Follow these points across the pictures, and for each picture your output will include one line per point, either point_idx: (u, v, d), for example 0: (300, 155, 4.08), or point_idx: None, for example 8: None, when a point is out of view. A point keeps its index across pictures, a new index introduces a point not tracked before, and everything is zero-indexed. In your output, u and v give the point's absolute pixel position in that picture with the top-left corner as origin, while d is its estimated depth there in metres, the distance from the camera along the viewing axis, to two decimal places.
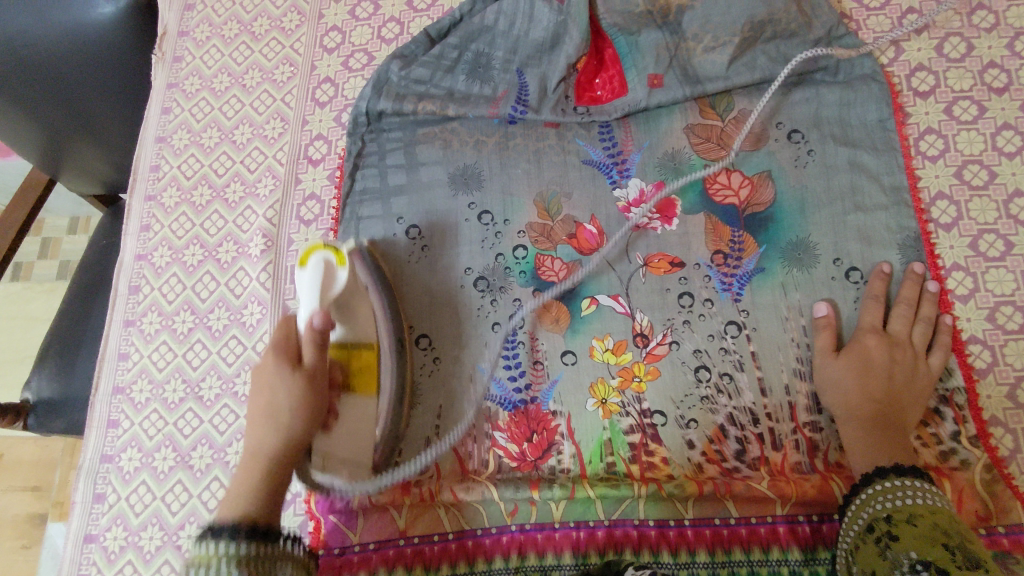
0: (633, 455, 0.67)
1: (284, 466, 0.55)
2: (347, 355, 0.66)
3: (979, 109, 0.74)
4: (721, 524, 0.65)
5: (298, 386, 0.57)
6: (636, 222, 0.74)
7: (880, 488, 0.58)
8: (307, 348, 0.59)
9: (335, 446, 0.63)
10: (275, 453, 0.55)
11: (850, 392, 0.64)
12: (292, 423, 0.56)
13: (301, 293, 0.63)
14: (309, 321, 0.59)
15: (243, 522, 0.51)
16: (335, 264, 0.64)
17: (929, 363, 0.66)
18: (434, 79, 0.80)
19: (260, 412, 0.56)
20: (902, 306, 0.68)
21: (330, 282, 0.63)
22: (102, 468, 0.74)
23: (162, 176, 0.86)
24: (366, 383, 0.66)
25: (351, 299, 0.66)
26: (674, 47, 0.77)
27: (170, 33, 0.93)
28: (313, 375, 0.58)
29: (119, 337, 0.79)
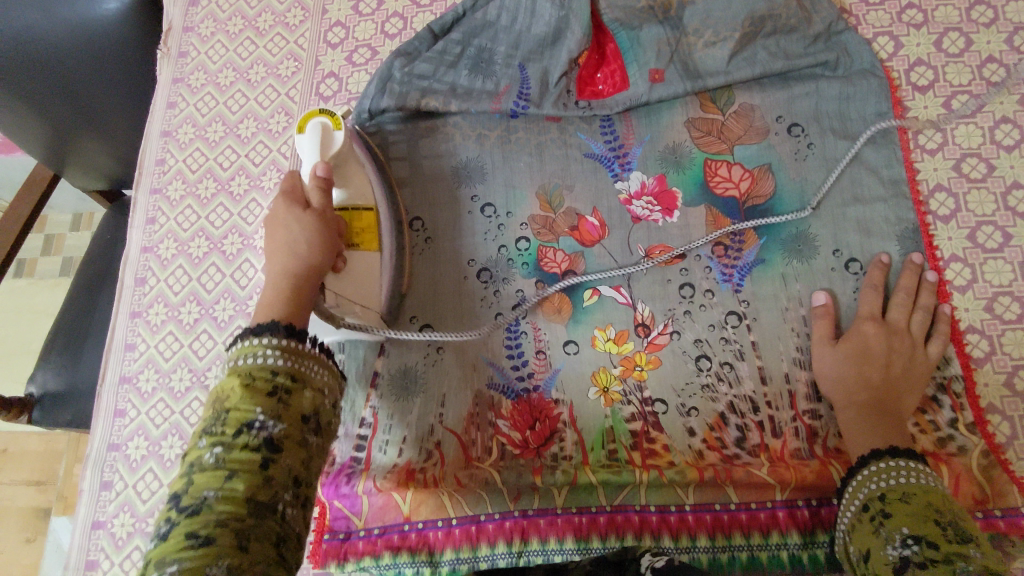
0: (634, 442, 0.68)
1: (307, 279, 0.56)
2: (349, 216, 0.68)
3: (977, 103, 0.75)
4: (722, 510, 0.65)
5: (310, 220, 0.59)
6: (638, 214, 0.75)
7: (874, 469, 0.58)
8: (314, 193, 0.62)
9: (348, 286, 0.65)
10: (296, 270, 0.56)
11: (847, 379, 0.65)
12: (310, 253, 0.57)
13: (302, 153, 0.67)
14: (314, 172, 0.63)
15: (281, 323, 0.52)
16: (331, 126, 0.67)
17: (927, 350, 0.67)
18: (437, 74, 0.81)
19: (281, 237, 0.58)
20: (901, 295, 0.68)
21: (327, 141, 0.67)
22: (109, 457, 0.75)
23: (167, 170, 0.86)
24: (369, 241, 0.68)
25: (343, 161, 0.69)
26: (676, 42, 0.78)
27: (175, 29, 0.94)
28: (322, 212, 0.60)
29: (125, 327, 0.80)
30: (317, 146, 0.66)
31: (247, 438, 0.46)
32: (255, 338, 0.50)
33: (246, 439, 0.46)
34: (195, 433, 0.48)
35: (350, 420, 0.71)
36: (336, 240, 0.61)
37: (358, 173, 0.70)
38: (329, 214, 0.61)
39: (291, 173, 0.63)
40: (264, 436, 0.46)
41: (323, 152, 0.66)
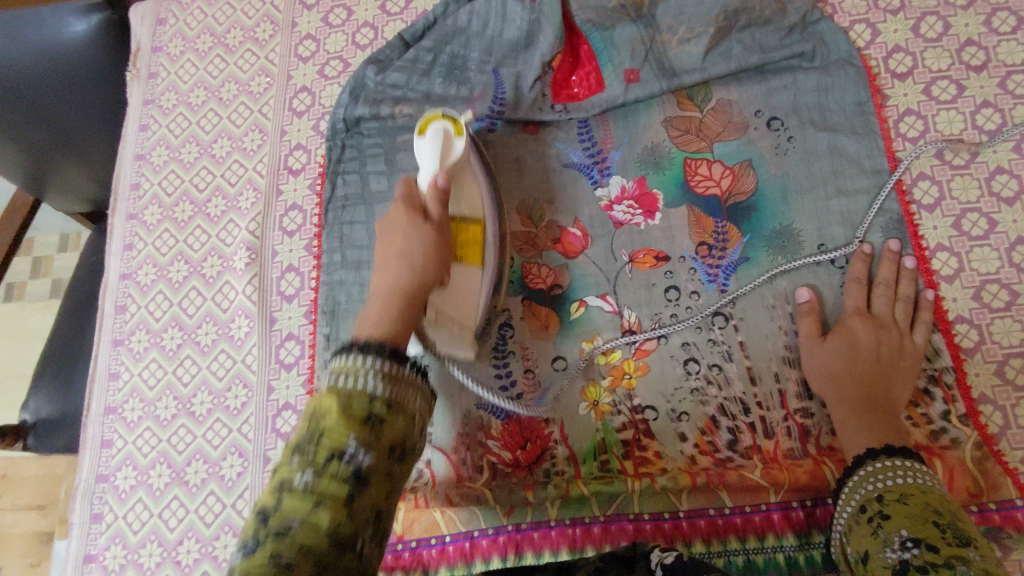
0: (625, 450, 0.67)
1: (418, 293, 0.55)
2: (456, 227, 0.65)
3: (958, 88, 0.74)
4: (716, 515, 0.65)
5: (429, 234, 0.58)
6: (619, 219, 0.74)
7: (871, 469, 0.57)
8: (432, 203, 0.60)
9: (444, 301, 0.63)
10: (408, 286, 0.55)
11: (838, 374, 0.64)
12: (424, 263, 0.56)
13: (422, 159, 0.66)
14: (435, 180, 0.62)
15: (388, 340, 0.48)
16: (453, 133, 0.66)
17: (914, 340, 0.66)
18: (410, 83, 0.80)
19: (394, 257, 0.57)
20: (883, 286, 0.68)
21: (444, 241, 0.65)
22: (97, 489, 0.74)
23: (143, 194, 0.85)
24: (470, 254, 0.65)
25: (462, 169, 0.67)
26: (649, 40, 0.76)
27: (144, 49, 0.92)
28: (440, 224, 0.60)
29: (108, 357, 0.79)
30: (438, 153, 0.65)
31: (336, 468, 0.40)
32: (358, 356, 0.45)
33: (336, 468, 0.40)
34: (286, 450, 0.42)
35: None
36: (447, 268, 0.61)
37: (471, 185, 0.68)
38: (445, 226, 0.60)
39: (410, 181, 0.62)
40: (354, 468, 0.40)
41: (442, 159, 0.65)
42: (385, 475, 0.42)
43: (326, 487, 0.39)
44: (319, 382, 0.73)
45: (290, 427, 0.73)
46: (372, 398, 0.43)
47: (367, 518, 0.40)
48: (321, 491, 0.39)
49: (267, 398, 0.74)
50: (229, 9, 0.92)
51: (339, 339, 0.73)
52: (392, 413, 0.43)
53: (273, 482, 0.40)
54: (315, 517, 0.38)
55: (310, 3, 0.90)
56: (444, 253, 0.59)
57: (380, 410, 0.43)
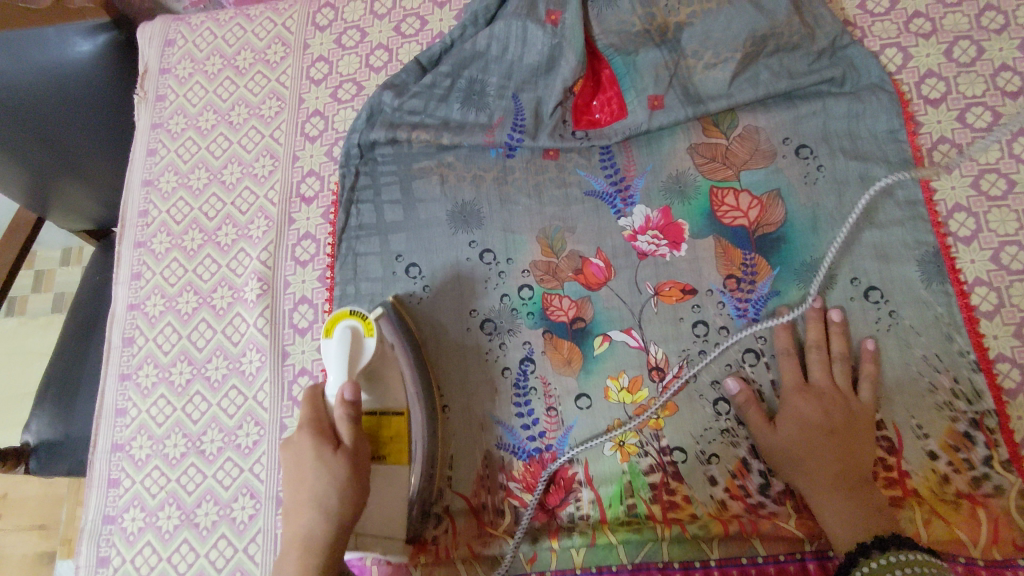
0: (654, 495, 0.65)
1: (331, 545, 0.54)
2: (377, 424, 0.62)
3: (993, 115, 0.72)
4: (748, 564, 0.62)
5: (331, 479, 0.55)
6: (644, 250, 0.72)
7: (879, 565, 0.54)
8: (342, 424, 0.57)
9: (368, 523, 0.60)
10: (319, 542, 0.54)
11: (804, 460, 0.61)
12: (338, 503, 0.55)
13: (329, 364, 0.59)
14: (340, 396, 0.57)
15: None
16: (363, 333, 0.59)
17: (861, 399, 0.64)
18: (428, 109, 0.78)
19: (303, 503, 0.55)
20: (815, 349, 0.66)
21: (358, 351, 0.59)
22: (105, 530, 0.71)
23: (150, 222, 0.83)
24: (397, 452, 0.62)
25: (383, 365, 0.62)
26: (673, 65, 0.74)
27: (151, 71, 0.89)
28: (353, 451, 0.57)
29: (115, 392, 0.76)
30: (346, 358, 0.59)
31: None
32: None
33: None
34: None
35: None
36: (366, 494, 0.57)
37: (395, 375, 0.63)
38: (360, 454, 0.58)
39: (314, 396, 0.60)
40: None
41: (351, 367, 0.59)
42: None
43: None
44: None
45: None
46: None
47: None
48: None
49: (280, 437, 0.72)
50: (239, 29, 0.90)
51: None
52: None
53: None
54: None
55: (322, 23, 0.87)
56: (364, 484, 0.57)
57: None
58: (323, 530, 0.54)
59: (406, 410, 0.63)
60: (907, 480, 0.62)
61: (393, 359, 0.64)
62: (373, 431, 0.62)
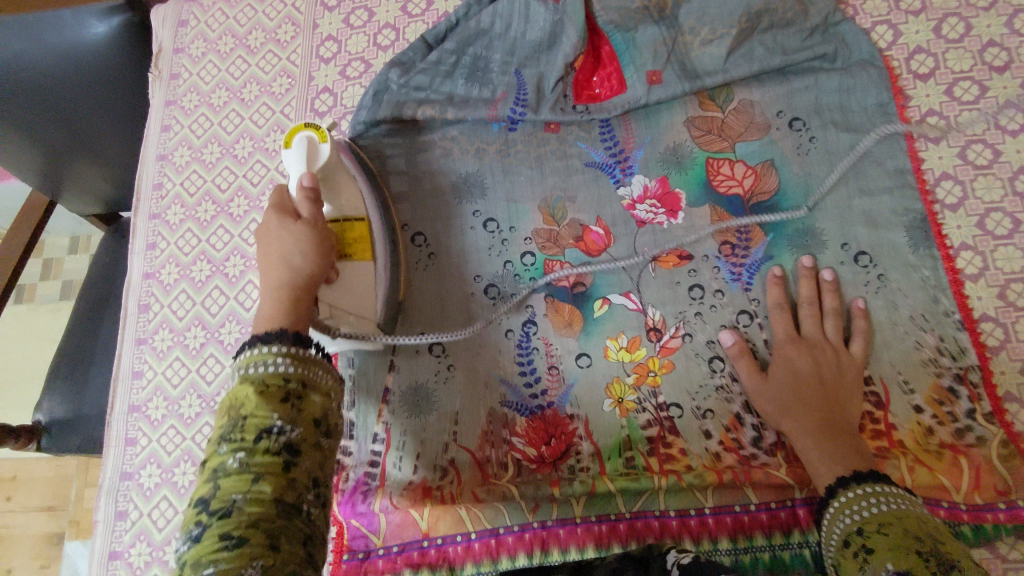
0: (650, 448, 0.68)
1: (303, 289, 0.57)
2: (342, 228, 0.66)
3: (980, 89, 0.75)
4: (741, 511, 0.65)
5: (302, 232, 0.59)
6: (642, 218, 0.75)
7: (845, 501, 0.56)
8: (302, 202, 0.62)
9: (338, 296, 0.63)
10: (291, 283, 0.56)
11: (790, 405, 0.64)
12: (301, 262, 0.58)
13: (290, 171, 0.65)
14: (299, 184, 0.62)
15: (287, 330, 0.52)
16: (318, 140, 0.66)
17: (850, 354, 0.67)
18: (434, 85, 0.80)
19: (271, 258, 0.58)
20: (806, 305, 0.69)
21: (314, 154, 0.66)
22: (122, 487, 0.74)
23: (165, 194, 0.86)
24: (362, 251, 0.66)
25: (334, 173, 0.68)
26: (672, 41, 0.77)
27: (166, 50, 0.92)
28: (314, 220, 0.61)
29: (131, 356, 0.79)
30: (305, 161, 0.65)
31: (266, 444, 0.46)
32: (261, 347, 0.51)
33: (266, 444, 0.46)
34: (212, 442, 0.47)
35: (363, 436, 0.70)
36: (331, 253, 0.61)
37: (351, 189, 0.69)
38: (319, 220, 0.61)
39: (278, 190, 0.63)
40: (281, 442, 0.47)
41: (309, 164, 0.65)
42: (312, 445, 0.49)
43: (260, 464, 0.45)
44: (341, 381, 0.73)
45: None
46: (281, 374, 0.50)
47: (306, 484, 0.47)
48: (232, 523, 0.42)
49: None
50: (251, 10, 0.93)
51: None
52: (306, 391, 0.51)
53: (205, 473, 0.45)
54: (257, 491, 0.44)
55: (332, 4, 0.90)
56: (326, 246, 0.60)
57: (294, 387, 0.50)
58: (279, 275, 0.57)
59: (366, 217, 0.68)
60: (894, 432, 0.65)
61: (347, 175, 0.69)
62: (338, 234, 0.66)
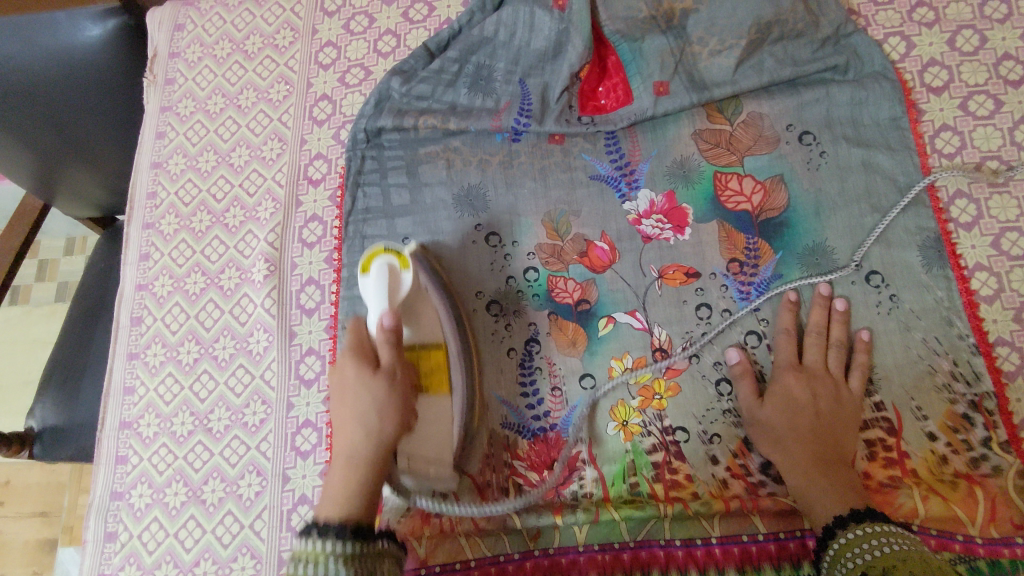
0: (655, 473, 0.66)
1: (375, 463, 0.56)
2: (417, 356, 0.64)
3: (995, 103, 0.73)
4: (749, 541, 0.63)
5: (381, 386, 0.58)
6: (648, 234, 0.73)
7: (844, 542, 0.55)
8: (384, 349, 0.59)
9: (418, 446, 0.61)
10: (368, 458, 0.55)
11: (785, 437, 0.63)
12: (380, 427, 0.56)
13: (370, 300, 0.62)
14: (380, 323, 0.59)
15: (346, 523, 0.52)
16: (399, 268, 0.62)
17: (850, 388, 0.65)
18: (436, 94, 0.78)
19: (347, 420, 0.57)
20: (813, 334, 0.67)
21: (395, 284, 0.62)
22: (112, 506, 0.72)
23: (159, 204, 0.84)
24: (437, 384, 0.63)
25: (414, 299, 0.65)
26: (679, 52, 0.75)
27: (160, 55, 0.90)
28: (391, 374, 0.58)
29: (123, 370, 0.77)
30: (386, 295, 0.61)
31: None
32: (319, 541, 0.51)
33: None
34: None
35: None
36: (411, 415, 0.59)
37: (430, 311, 0.65)
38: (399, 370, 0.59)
39: (358, 327, 0.61)
40: None
41: (390, 300, 0.61)
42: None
43: None
44: None
45: (310, 446, 0.71)
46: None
47: None
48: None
49: (287, 415, 0.73)
50: (248, 15, 0.90)
51: None
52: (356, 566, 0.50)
53: None
54: None
55: (331, 9, 0.88)
56: (405, 408, 0.58)
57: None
58: (366, 449, 0.56)
59: (443, 343, 0.65)
60: (907, 460, 0.63)
61: (426, 301, 0.66)
62: (412, 362, 0.63)
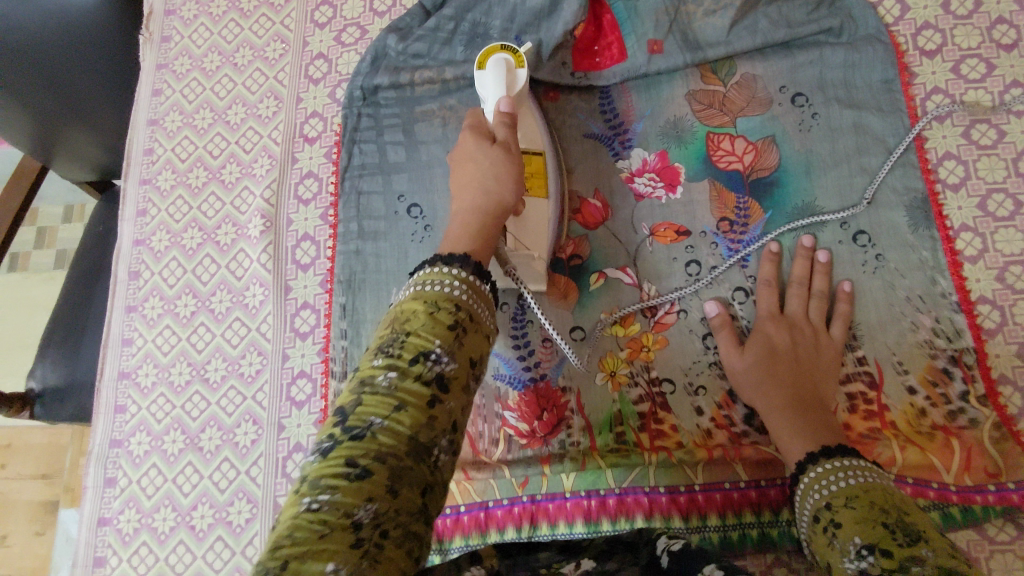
0: (642, 423, 0.67)
1: (493, 226, 0.53)
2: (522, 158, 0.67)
3: (987, 67, 0.73)
4: (731, 488, 0.65)
5: (499, 153, 0.58)
6: (641, 191, 0.73)
7: (816, 474, 0.54)
8: (500, 127, 0.60)
9: (522, 231, 0.65)
10: (482, 208, 0.54)
11: (765, 381, 0.63)
12: (499, 188, 0.55)
13: (484, 92, 0.67)
14: (497, 107, 0.63)
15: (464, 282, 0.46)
16: (514, 63, 0.67)
17: (830, 335, 0.66)
18: (432, 52, 0.79)
19: (468, 186, 0.56)
20: (796, 285, 0.68)
21: (511, 78, 0.67)
22: (111, 453, 0.74)
23: (157, 159, 0.85)
24: (536, 187, 0.67)
25: (519, 103, 0.68)
26: (674, 11, 0.75)
27: (157, 12, 0.91)
28: (507, 146, 0.59)
29: (121, 323, 0.78)
30: (503, 84, 0.66)
31: (418, 367, 0.41)
32: (443, 266, 0.47)
33: (419, 369, 0.41)
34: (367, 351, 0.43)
35: None
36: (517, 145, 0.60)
37: (528, 122, 0.70)
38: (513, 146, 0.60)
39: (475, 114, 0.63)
40: (436, 371, 0.41)
41: (507, 88, 0.66)
42: (462, 386, 0.43)
43: (407, 390, 0.40)
44: (334, 351, 0.72)
45: (304, 396, 0.73)
46: (403, 391, 0.40)
47: (445, 427, 0.41)
48: (402, 391, 0.40)
49: (282, 366, 0.74)
50: None
51: (356, 309, 0.73)
52: (472, 324, 0.45)
53: (353, 379, 0.41)
54: (395, 418, 0.39)
55: None
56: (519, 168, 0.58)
57: (463, 317, 0.45)
58: (480, 204, 0.55)
59: (541, 151, 0.69)
60: (886, 413, 0.65)
61: (528, 111, 0.70)
62: None
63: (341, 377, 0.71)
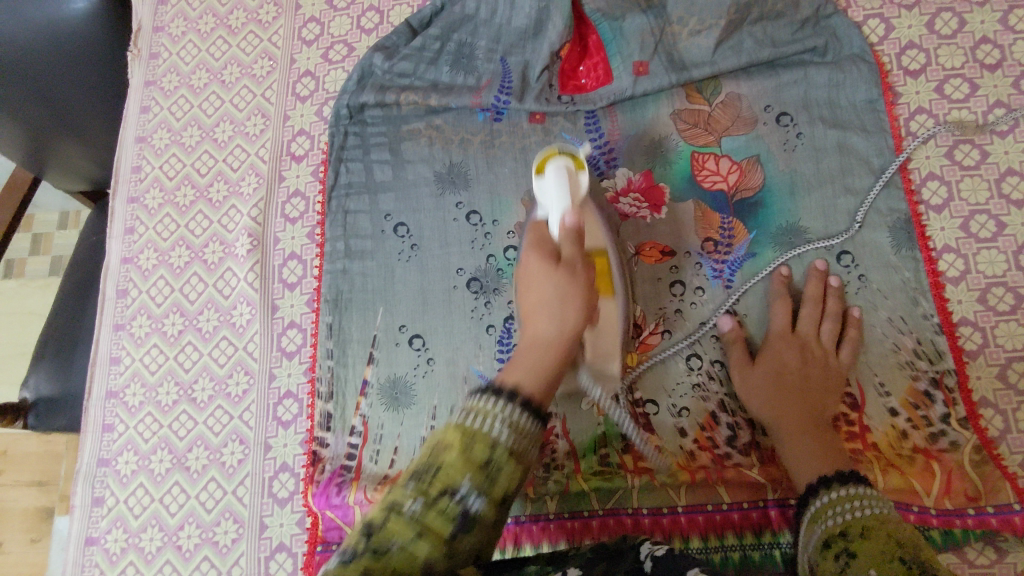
0: (625, 445, 0.67)
1: (563, 345, 0.52)
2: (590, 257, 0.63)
3: (971, 87, 0.73)
4: (713, 510, 0.65)
5: (565, 277, 0.54)
6: (625, 213, 0.74)
7: (828, 501, 0.53)
8: (568, 244, 0.56)
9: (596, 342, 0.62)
10: (551, 339, 0.52)
11: (776, 399, 0.63)
12: (566, 308, 0.53)
13: (546, 198, 0.62)
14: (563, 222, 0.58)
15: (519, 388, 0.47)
16: (574, 168, 0.63)
17: (839, 357, 0.66)
18: (417, 72, 0.79)
19: (536, 303, 0.54)
20: (808, 307, 0.68)
21: (575, 181, 0.63)
22: (99, 472, 0.74)
23: (144, 177, 0.85)
24: (604, 287, 0.63)
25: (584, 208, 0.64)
26: (659, 32, 0.75)
27: (144, 29, 0.91)
28: (573, 266, 0.55)
29: (109, 341, 0.79)
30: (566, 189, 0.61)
31: (446, 504, 0.40)
32: (491, 399, 0.44)
33: (446, 504, 0.40)
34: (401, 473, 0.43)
35: (340, 430, 0.70)
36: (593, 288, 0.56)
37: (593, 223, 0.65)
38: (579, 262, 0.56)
39: (538, 237, 0.59)
40: (461, 509, 0.40)
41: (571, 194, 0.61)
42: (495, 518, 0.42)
43: (433, 521, 0.40)
44: (320, 371, 0.73)
45: (291, 416, 0.73)
46: (497, 445, 0.42)
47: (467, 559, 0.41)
48: (426, 523, 0.40)
49: (269, 386, 0.74)
50: None
51: (342, 330, 0.73)
52: (511, 461, 0.43)
53: (383, 502, 0.41)
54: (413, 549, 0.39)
55: None
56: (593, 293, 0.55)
57: (503, 457, 0.42)
58: (555, 332, 0.52)
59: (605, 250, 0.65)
60: (868, 434, 0.65)
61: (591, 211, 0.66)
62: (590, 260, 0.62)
63: (326, 399, 0.72)
